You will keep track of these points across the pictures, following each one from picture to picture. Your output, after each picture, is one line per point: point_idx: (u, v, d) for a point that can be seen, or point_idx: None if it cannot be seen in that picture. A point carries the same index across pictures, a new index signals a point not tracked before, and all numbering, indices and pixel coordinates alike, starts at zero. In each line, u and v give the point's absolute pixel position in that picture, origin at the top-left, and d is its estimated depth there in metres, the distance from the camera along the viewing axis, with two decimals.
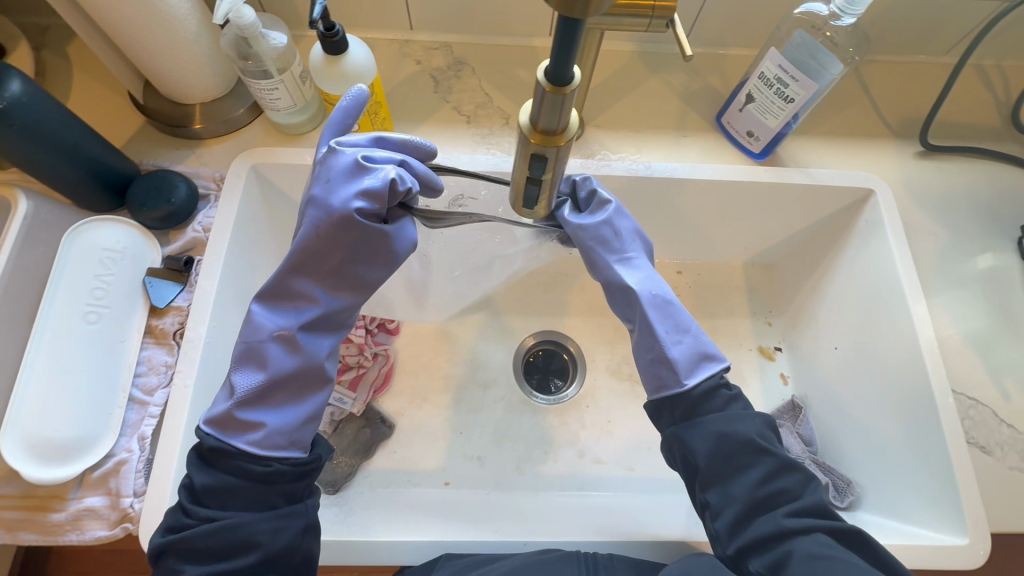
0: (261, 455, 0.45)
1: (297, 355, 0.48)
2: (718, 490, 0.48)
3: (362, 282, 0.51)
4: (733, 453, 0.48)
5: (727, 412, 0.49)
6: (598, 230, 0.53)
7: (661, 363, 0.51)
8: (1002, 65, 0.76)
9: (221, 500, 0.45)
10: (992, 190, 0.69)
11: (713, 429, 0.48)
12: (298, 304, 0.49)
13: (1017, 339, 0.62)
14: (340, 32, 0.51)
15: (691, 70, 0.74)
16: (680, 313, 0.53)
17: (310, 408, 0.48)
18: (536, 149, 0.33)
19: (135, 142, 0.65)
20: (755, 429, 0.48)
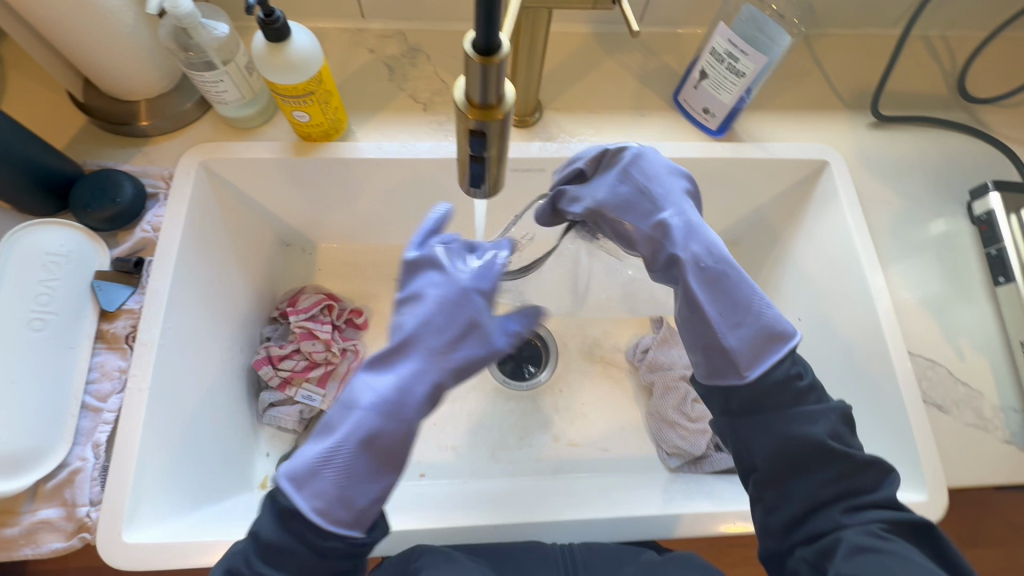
0: (324, 527, 0.39)
1: (389, 430, 0.41)
2: (777, 490, 0.44)
3: (467, 366, 0.44)
4: (800, 454, 0.43)
5: (797, 411, 0.44)
6: (619, 190, 0.52)
7: (713, 353, 0.48)
8: (948, 36, 0.77)
9: (277, 560, 0.39)
10: (942, 157, 0.71)
11: (777, 429, 0.44)
12: (406, 368, 0.44)
13: (970, 300, 0.64)
14: (280, 18, 0.50)
15: (647, 50, 0.74)
16: (733, 280, 0.49)
17: (382, 490, 0.41)
18: (474, 124, 0.33)
19: (79, 142, 0.63)
20: (829, 429, 0.44)
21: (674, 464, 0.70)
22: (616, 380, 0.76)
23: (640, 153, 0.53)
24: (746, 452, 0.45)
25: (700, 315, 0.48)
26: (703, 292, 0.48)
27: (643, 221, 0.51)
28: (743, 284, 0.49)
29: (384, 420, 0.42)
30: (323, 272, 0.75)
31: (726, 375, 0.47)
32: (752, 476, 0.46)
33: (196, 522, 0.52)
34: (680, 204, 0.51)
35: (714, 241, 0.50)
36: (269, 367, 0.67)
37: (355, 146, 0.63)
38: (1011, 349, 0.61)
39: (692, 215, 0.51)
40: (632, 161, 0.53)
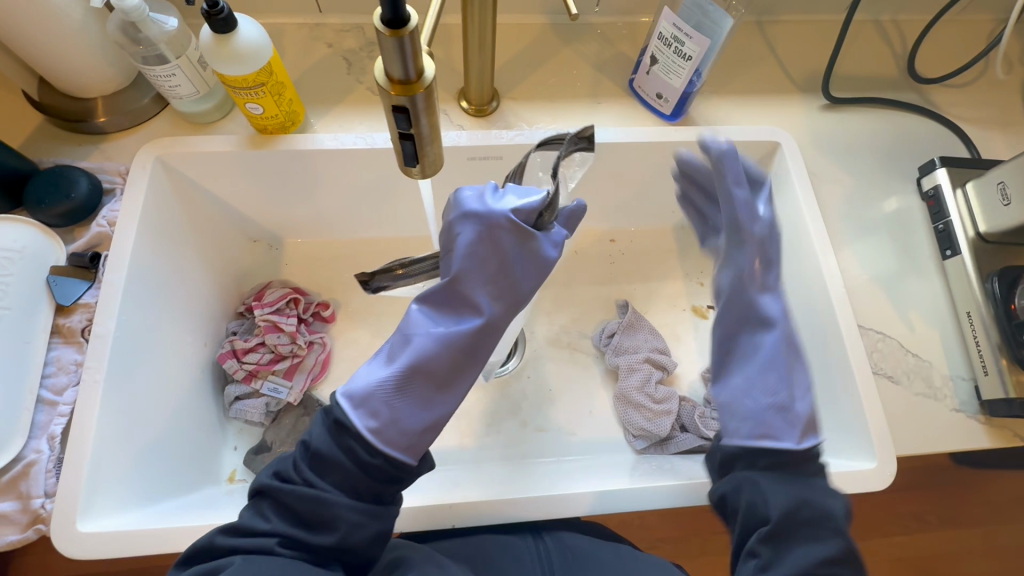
0: (376, 446, 0.40)
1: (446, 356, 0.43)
2: (777, 547, 0.40)
3: (518, 296, 0.46)
4: (812, 521, 0.40)
5: (814, 482, 0.43)
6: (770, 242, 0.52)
7: (782, 411, 0.45)
8: (899, 20, 0.79)
9: (324, 471, 0.40)
10: (893, 137, 0.72)
11: (798, 492, 0.41)
12: (461, 309, 0.45)
13: (921, 275, 0.65)
14: (225, 9, 0.50)
15: (603, 40, 0.75)
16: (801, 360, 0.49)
17: (435, 416, 0.42)
18: (397, 100, 0.34)
19: (35, 141, 0.63)
20: (842, 511, 0.42)
21: (640, 446, 0.71)
22: (584, 366, 0.77)
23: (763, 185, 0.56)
24: (756, 498, 0.42)
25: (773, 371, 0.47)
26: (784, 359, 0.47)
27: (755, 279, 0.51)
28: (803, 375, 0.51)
29: (441, 350, 0.44)
30: (289, 267, 0.76)
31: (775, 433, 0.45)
32: (753, 531, 0.41)
33: (156, 513, 0.53)
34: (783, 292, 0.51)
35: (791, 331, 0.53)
36: (234, 360, 0.67)
37: (312, 137, 0.63)
38: (959, 320, 0.62)
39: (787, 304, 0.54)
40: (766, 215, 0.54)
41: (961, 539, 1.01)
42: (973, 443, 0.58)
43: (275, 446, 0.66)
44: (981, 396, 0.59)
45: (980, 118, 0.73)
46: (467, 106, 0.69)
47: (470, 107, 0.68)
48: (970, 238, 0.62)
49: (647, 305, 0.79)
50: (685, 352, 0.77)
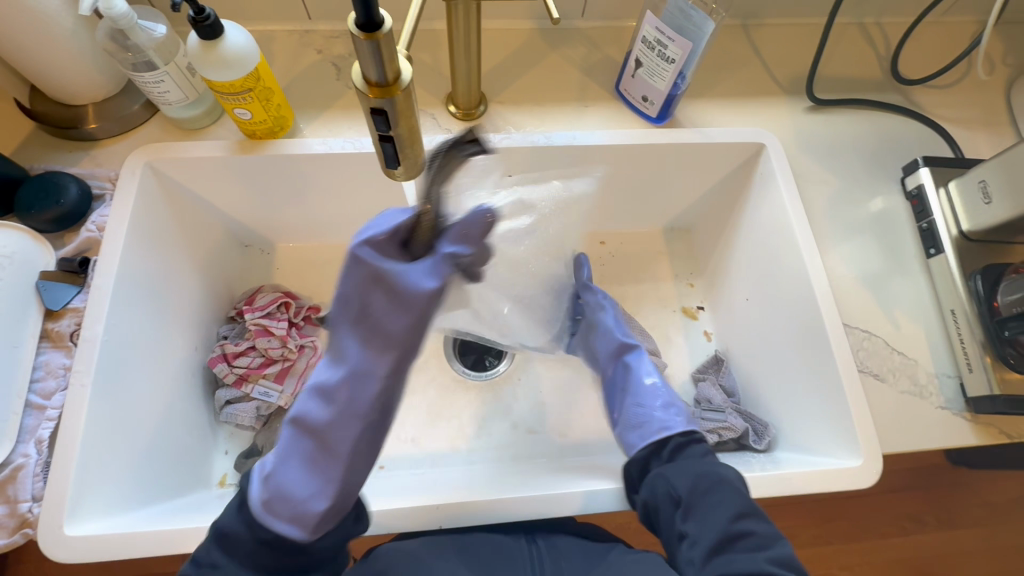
0: (262, 519, 0.43)
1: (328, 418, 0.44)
2: (694, 522, 0.52)
3: (393, 341, 0.43)
4: (711, 491, 0.53)
5: (705, 461, 0.57)
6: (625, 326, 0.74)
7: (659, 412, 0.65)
8: (883, 22, 0.80)
9: (230, 549, 0.44)
10: (877, 137, 0.73)
11: (692, 472, 0.55)
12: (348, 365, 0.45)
13: (907, 274, 0.66)
14: (211, 16, 0.51)
15: (591, 44, 0.76)
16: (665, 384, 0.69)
17: (317, 484, 0.44)
18: (375, 103, 0.35)
19: (27, 148, 0.64)
20: (736, 476, 0.54)
21: None
22: (574, 368, 0.77)
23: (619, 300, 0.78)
24: (667, 486, 0.55)
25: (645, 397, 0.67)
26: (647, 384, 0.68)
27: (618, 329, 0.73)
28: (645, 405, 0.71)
29: (324, 411, 0.44)
30: (281, 271, 0.76)
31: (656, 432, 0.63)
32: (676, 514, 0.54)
33: (144, 517, 0.53)
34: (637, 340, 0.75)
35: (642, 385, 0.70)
36: (224, 364, 0.68)
37: (301, 142, 0.64)
38: (944, 317, 0.63)
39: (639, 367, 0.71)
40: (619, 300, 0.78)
41: (962, 541, 1.01)
42: (959, 440, 0.58)
43: (265, 450, 0.66)
44: (966, 393, 0.59)
45: (964, 118, 0.74)
46: (455, 110, 0.69)
47: (458, 112, 0.69)
48: (954, 237, 0.63)
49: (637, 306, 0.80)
50: (676, 353, 0.76)
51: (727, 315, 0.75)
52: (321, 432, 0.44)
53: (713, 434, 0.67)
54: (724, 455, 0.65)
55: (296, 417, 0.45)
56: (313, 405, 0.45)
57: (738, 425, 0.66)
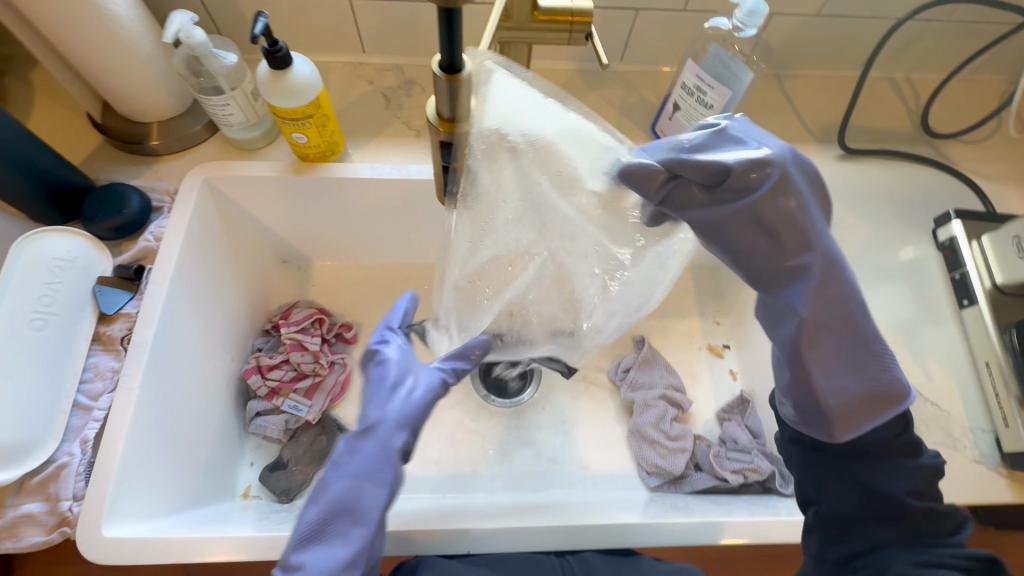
0: None
1: (353, 488, 0.48)
2: (835, 525, 0.45)
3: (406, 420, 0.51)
4: (868, 503, 0.44)
5: (878, 463, 0.45)
6: (763, 220, 0.42)
7: (811, 404, 0.45)
8: (912, 78, 0.82)
9: None
10: (907, 187, 0.74)
11: (853, 477, 0.45)
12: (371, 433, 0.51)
13: (940, 324, 0.66)
14: (283, 48, 0.55)
15: (628, 86, 0.79)
16: (858, 328, 0.44)
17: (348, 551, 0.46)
18: (444, 136, 0.40)
19: (94, 159, 0.68)
20: (912, 486, 0.44)
21: (654, 483, 0.70)
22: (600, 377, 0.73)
23: (785, 171, 0.41)
24: (812, 486, 0.47)
25: (807, 384, 0.44)
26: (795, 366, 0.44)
27: (772, 266, 0.43)
28: (835, 360, 0.44)
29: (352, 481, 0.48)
30: (317, 287, 0.79)
31: (816, 429, 0.45)
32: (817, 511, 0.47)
33: (177, 524, 0.54)
34: (830, 248, 0.43)
35: (831, 303, 0.44)
36: (258, 376, 0.69)
37: (350, 166, 0.67)
38: (978, 370, 0.63)
39: (819, 278, 0.43)
40: (783, 171, 0.41)
41: None
42: (994, 496, 0.57)
43: (291, 464, 0.67)
44: (1002, 448, 0.59)
45: (995, 174, 0.75)
46: None
47: None
48: (987, 289, 0.63)
49: (662, 341, 0.80)
50: (700, 392, 0.77)
51: (753, 354, 0.76)
52: (352, 506, 0.47)
53: (740, 474, 0.67)
54: (749, 497, 0.66)
55: (327, 503, 0.48)
56: (340, 486, 0.48)
57: (766, 467, 0.67)
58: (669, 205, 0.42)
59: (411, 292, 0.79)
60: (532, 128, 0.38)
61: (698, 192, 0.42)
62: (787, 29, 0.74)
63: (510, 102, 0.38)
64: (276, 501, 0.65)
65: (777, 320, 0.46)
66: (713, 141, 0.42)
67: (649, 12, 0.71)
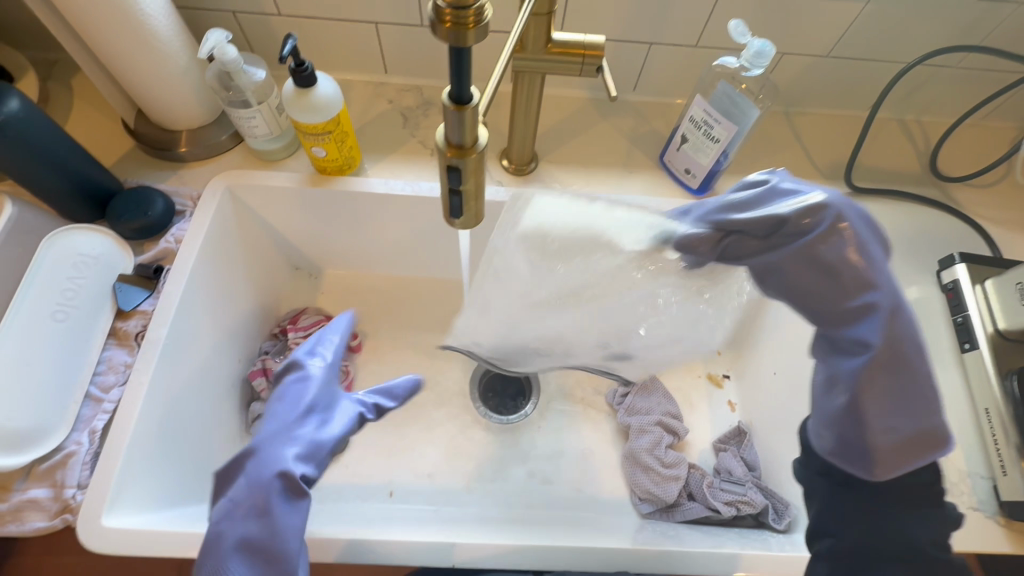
0: None
1: (253, 525, 0.44)
2: (850, 558, 0.46)
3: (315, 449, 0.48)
4: (886, 544, 0.45)
5: (907, 513, 0.46)
6: (823, 261, 0.44)
7: (856, 444, 0.44)
8: (922, 120, 0.83)
9: None
10: (913, 228, 0.75)
11: (873, 519, 0.46)
12: (270, 465, 0.46)
13: (941, 366, 0.66)
14: (309, 68, 0.58)
15: (639, 116, 0.81)
16: (916, 369, 0.43)
17: None
18: (451, 161, 0.39)
19: (125, 163, 0.71)
20: (931, 537, 0.46)
21: (646, 510, 0.70)
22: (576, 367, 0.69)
23: (843, 215, 0.43)
24: (836, 523, 0.47)
25: (857, 420, 0.43)
26: (847, 400, 0.43)
27: (834, 307, 0.44)
28: (890, 395, 0.43)
29: (250, 518, 0.44)
30: (326, 296, 0.81)
31: (854, 465, 0.44)
32: (831, 543, 0.47)
33: (172, 518, 0.55)
34: (894, 287, 0.43)
35: (905, 335, 0.42)
36: (263, 378, 0.71)
37: (365, 181, 0.69)
38: (978, 416, 0.62)
39: (899, 311, 0.42)
40: (839, 214, 0.43)
41: None
42: (991, 546, 0.57)
43: None
44: (1000, 497, 0.58)
45: (1002, 220, 0.76)
46: (507, 165, 0.74)
47: (511, 166, 0.74)
48: (989, 334, 0.63)
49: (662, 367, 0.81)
50: (697, 420, 0.78)
51: (753, 386, 0.76)
52: (270, 545, 0.44)
53: (732, 506, 0.67)
54: (741, 529, 0.66)
55: (236, 542, 0.44)
56: (250, 525, 0.44)
57: (759, 500, 0.67)
58: (726, 256, 0.48)
59: (417, 305, 0.81)
60: (555, 237, 0.48)
61: (752, 241, 0.46)
62: (797, 68, 0.76)
63: (550, 204, 0.46)
64: None
65: (829, 348, 0.46)
66: (766, 193, 0.46)
67: (662, 47, 0.74)
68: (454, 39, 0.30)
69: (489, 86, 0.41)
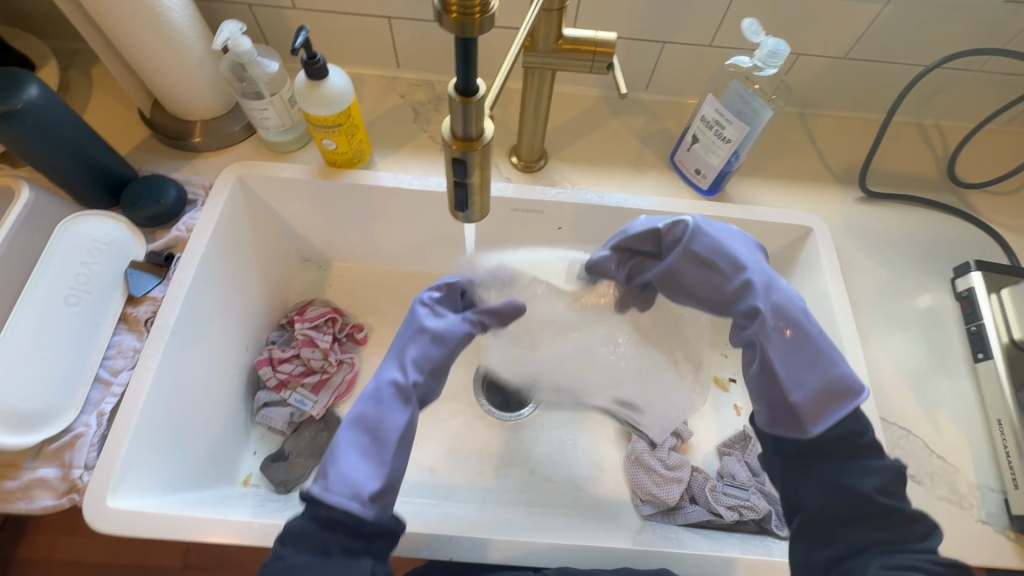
0: (327, 501, 0.46)
1: (376, 410, 0.52)
2: (819, 532, 0.49)
3: (428, 362, 0.56)
4: (847, 503, 0.48)
5: (852, 462, 0.50)
6: (699, 259, 0.55)
7: (781, 406, 0.52)
8: (942, 125, 0.81)
9: (294, 545, 0.46)
10: (929, 234, 0.73)
11: (825, 476, 0.50)
12: (396, 369, 0.55)
13: (952, 376, 0.65)
14: (321, 61, 0.58)
15: (651, 115, 0.80)
16: (805, 329, 0.52)
17: (370, 468, 0.49)
18: (457, 154, 0.39)
19: (140, 152, 0.72)
20: (879, 484, 0.48)
21: (647, 511, 0.70)
22: (581, 366, 0.69)
23: (697, 223, 0.56)
24: (799, 499, 0.50)
25: (773, 384, 0.52)
26: (760, 372, 0.53)
27: (719, 297, 0.55)
28: (787, 358, 0.52)
29: (372, 406, 0.52)
30: (333, 287, 0.81)
31: (789, 429, 0.52)
32: (798, 518, 0.50)
33: (176, 502, 0.56)
34: (760, 266, 0.55)
35: (786, 301, 0.53)
36: (269, 368, 0.72)
37: (374, 175, 0.70)
38: (990, 427, 0.61)
39: (774, 283, 0.54)
40: (695, 223, 0.56)
41: None
42: (1001, 561, 0.55)
43: (291, 456, 0.69)
44: (1011, 511, 0.57)
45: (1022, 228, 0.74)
46: (516, 162, 0.74)
47: (520, 163, 0.74)
48: (1004, 343, 0.61)
49: None
50: (702, 423, 0.77)
51: None
52: (377, 427, 0.51)
53: (734, 511, 0.67)
54: (744, 535, 0.65)
55: (351, 419, 0.52)
56: (366, 408, 0.52)
57: (763, 506, 0.67)
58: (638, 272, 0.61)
59: None
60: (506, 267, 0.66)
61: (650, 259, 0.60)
62: (812, 70, 0.75)
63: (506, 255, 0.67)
64: (273, 491, 0.67)
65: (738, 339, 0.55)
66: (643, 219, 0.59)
67: (675, 45, 0.73)
68: (460, 30, 0.30)
69: (498, 78, 0.41)
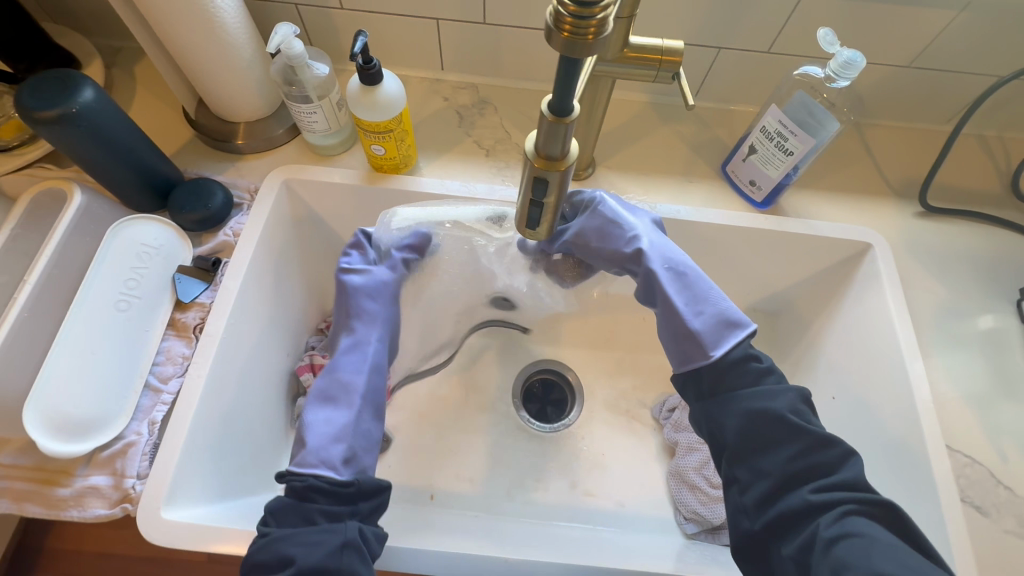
0: (297, 471, 0.48)
1: (331, 379, 0.54)
2: (744, 467, 0.48)
3: (365, 312, 0.58)
4: (766, 431, 0.48)
5: (760, 387, 0.49)
6: (598, 224, 0.58)
7: (681, 338, 0.52)
8: (1005, 136, 0.78)
9: (276, 519, 0.48)
10: (991, 251, 0.71)
11: (739, 407, 0.49)
12: (344, 336, 0.57)
13: (1017, 402, 0.62)
14: (376, 66, 0.57)
15: (701, 122, 0.78)
16: (690, 272, 0.55)
17: (337, 428, 0.51)
18: (539, 172, 0.37)
19: (185, 153, 0.71)
20: (788, 406, 0.48)
21: (691, 530, 0.68)
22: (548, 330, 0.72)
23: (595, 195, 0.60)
24: (717, 430, 0.50)
25: (671, 319, 0.53)
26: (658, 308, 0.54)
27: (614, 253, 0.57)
28: (677, 292, 0.53)
29: (327, 376, 0.55)
30: None
31: (694, 360, 0.51)
32: (723, 458, 0.49)
33: (227, 512, 0.55)
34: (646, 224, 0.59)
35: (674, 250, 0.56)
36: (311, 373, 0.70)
37: (419, 181, 0.68)
38: None
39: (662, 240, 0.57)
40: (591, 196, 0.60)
41: None
42: None
43: None
44: None
45: None
46: None
47: None
48: None
49: None
50: None
51: None
52: (336, 393, 0.53)
53: None
54: None
55: (312, 397, 0.54)
56: (320, 381, 0.54)
57: None
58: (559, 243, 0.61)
59: None
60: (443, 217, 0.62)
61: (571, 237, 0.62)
62: (872, 79, 0.72)
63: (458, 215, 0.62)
64: None
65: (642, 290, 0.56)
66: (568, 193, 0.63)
67: (731, 52, 0.71)
68: (568, 50, 0.28)
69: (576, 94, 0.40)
